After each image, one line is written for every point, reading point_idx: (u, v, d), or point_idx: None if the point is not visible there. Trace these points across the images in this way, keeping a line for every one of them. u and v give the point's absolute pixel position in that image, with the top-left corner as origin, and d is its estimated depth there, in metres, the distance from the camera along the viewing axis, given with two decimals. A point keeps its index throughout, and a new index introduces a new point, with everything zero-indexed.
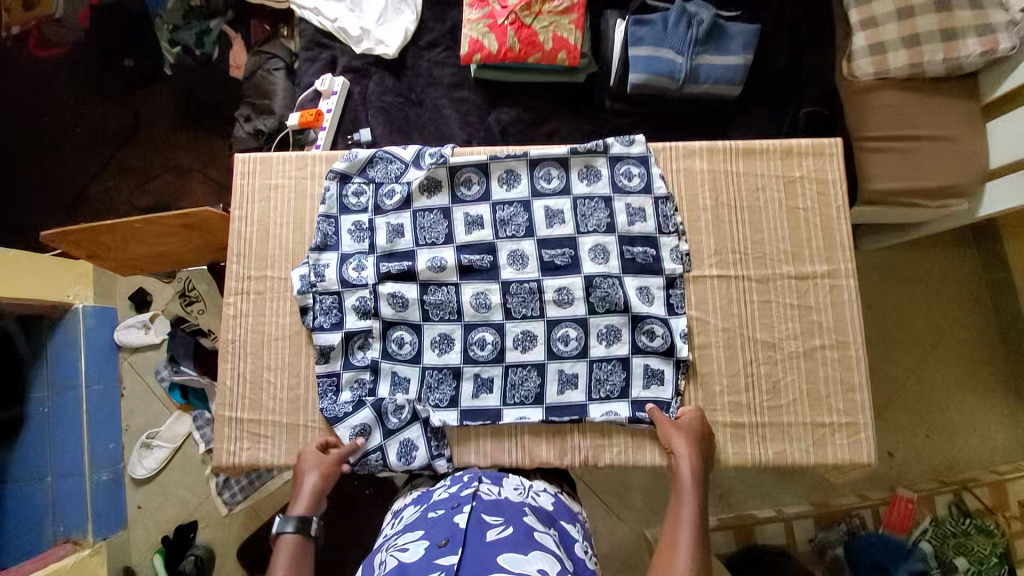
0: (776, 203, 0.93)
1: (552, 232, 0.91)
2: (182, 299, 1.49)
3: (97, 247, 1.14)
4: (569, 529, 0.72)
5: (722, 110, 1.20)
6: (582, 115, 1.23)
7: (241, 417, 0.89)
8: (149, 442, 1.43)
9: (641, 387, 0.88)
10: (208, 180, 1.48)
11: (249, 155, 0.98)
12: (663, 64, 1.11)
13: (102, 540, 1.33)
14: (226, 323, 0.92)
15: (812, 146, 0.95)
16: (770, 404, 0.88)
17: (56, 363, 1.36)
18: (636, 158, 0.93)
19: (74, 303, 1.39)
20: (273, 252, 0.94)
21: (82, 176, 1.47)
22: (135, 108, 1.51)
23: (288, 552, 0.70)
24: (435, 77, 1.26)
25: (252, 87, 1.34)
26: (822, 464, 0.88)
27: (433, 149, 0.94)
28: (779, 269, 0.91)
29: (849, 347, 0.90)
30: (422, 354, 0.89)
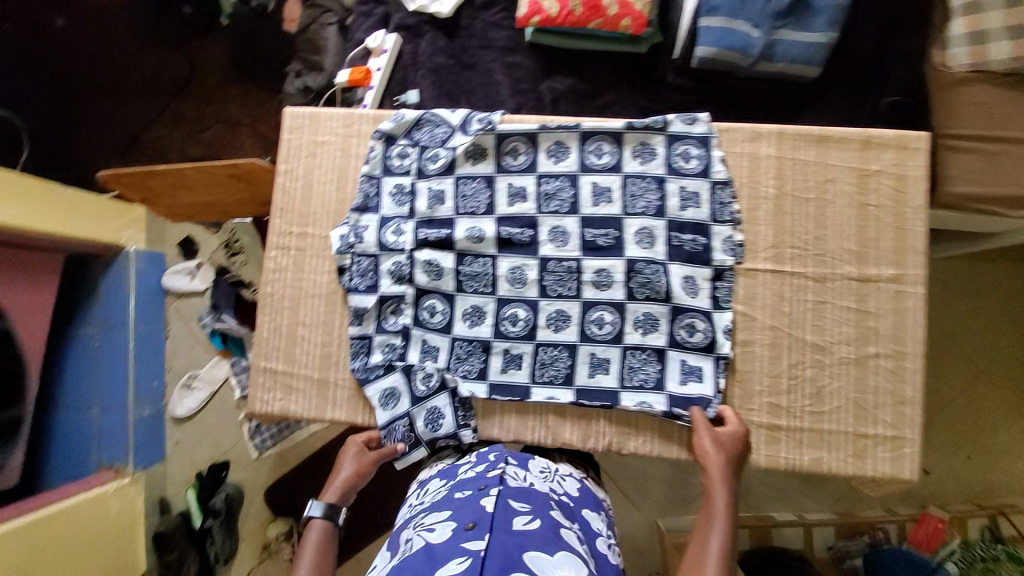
0: (845, 198, 0.86)
1: (597, 210, 0.87)
2: (226, 250, 1.55)
3: (149, 192, 1.19)
4: (590, 521, 0.72)
5: (794, 91, 1.11)
6: (639, 89, 1.17)
7: (277, 368, 0.91)
8: (189, 383, 1.52)
9: (676, 382, 0.84)
10: (256, 134, 1.49)
11: (298, 110, 0.97)
12: (736, 38, 1.02)
13: (141, 470, 1.41)
14: (266, 276, 0.93)
15: (895, 137, 0.87)
16: (812, 410, 0.84)
17: (106, 303, 1.42)
18: (696, 139, 0.87)
19: (126, 247, 1.45)
20: (316, 209, 0.94)
21: (137, 121, 1.50)
22: (190, 57, 1.52)
23: (314, 536, 0.75)
24: (488, 40, 1.21)
25: (305, 42, 1.34)
26: (859, 476, 0.83)
27: (482, 115, 0.91)
28: (840, 269, 0.85)
29: (906, 358, 0.84)
30: (454, 325, 0.88)
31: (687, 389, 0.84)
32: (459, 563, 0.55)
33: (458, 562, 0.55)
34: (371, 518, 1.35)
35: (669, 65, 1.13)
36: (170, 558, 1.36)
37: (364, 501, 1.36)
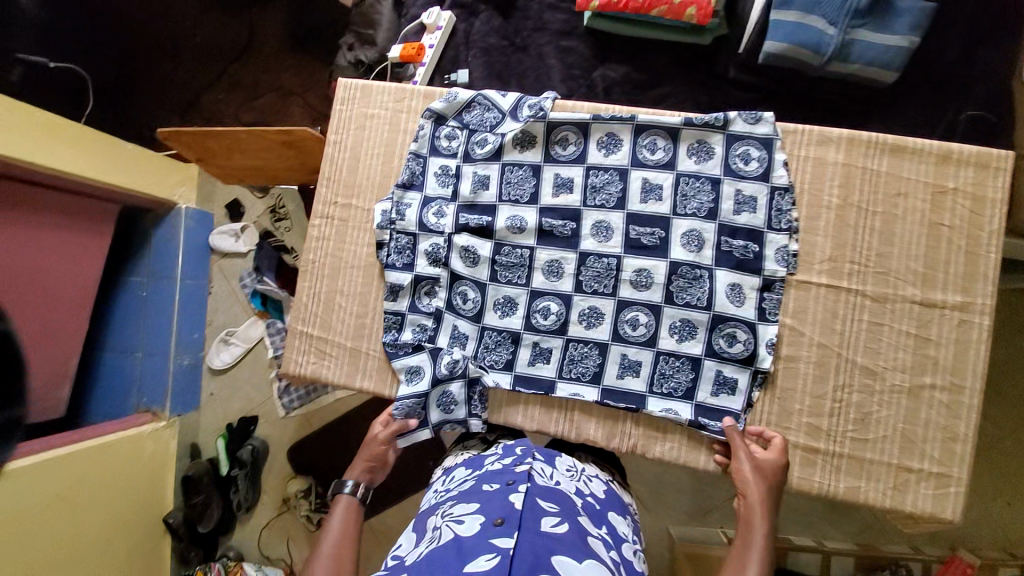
0: (916, 215, 0.80)
1: (645, 208, 0.84)
2: (272, 215, 1.59)
3: (204, 151, 1.21)
4: (616, 524, 0.72)
5: (866, 96, 1.04)
6: (698, 82, 1.11)
7: (312, 332, 0.93)
8: (227, 338, 1.58)
9: (708, 392, 0.82)
10: (307, 105, 1.52)
11: (351, 81, 0.97)
12: (810, 34, 0.96)
13: (176, 415, 1.49)
14: (308, 243, 0.94)
15: (978, 155, 0.80)
16: (854, 436, 0.80)
17: (156, 255, 1.49)
18: (758, 140, 0.82)
19: (177, 203, 1.50)
20: (360, 182, 0.94)
21: (196, 85, 1.55)
22: (249, 24, 1.55)
23: (339, 510, 0.80)
24: (544, 22, 1.18)
25: (358, 15, 1.32)
26: (897, 511, 0.79)
27: (533, 100, 0.88)
28: (901, 290, 0.80)
29: (964, 393, 0.78)
30: (486, 312, 0.87)
31: (719, 400, 0.82)
32: (488, 560, 0.55)
33: (487, 559, 0.55)
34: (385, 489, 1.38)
35: (733, 59, 1.08)
36: (195, 501, 1.42)
37: None
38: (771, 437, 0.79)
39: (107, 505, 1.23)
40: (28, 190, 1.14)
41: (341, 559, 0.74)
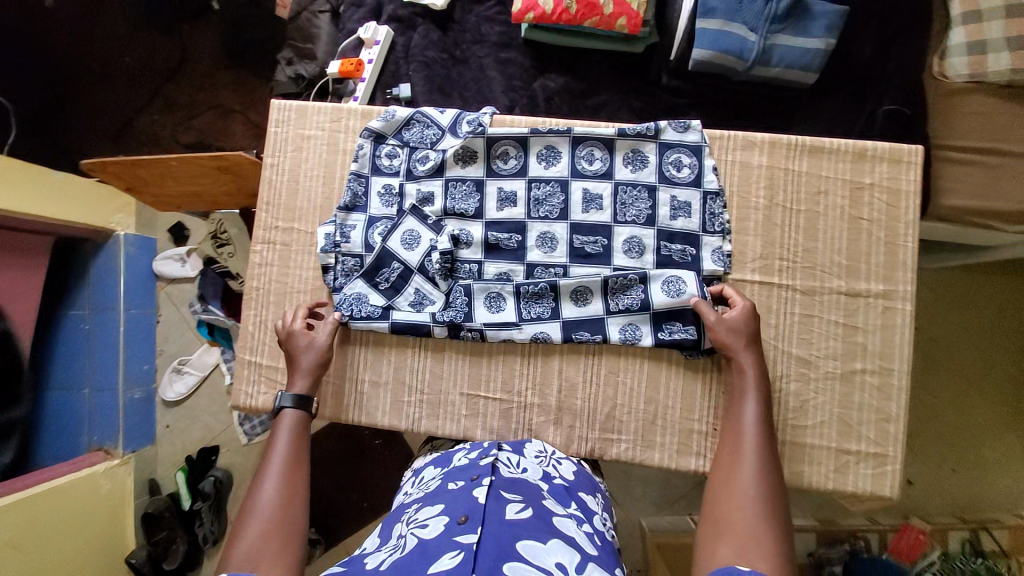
0: (837, 211, 0.86)
1: (587, 217, 0.86)
2: (213, 240, 1.53)
3: (135, 180, 1.17)
4: (588, 500, 0.73)
5: (791, 97, 1.10)
6: (634, 90, 1.15)
7: (261, 362, 0.91)
8: (179, 368, 1.51)
9: (663, 297, 0.83)
10: (249, 123, 1.48)
11: (284, 102, 0.94)
12: (733, 41, 1.00)
13: (131, 452, 1.43)
14: (252, 270, 0.92)
15: (890, 150, 0.86)
16: (794, 422, 0.84)
17: (96, 286, 1.43)
18: (688, 148, 0.86)
19: (115, 231, 1.44)
20: (301, 204, 0.92)
21: (126, 106, 1.47)
22: (182, 42, 1.49)
23: (287, 425, 0.77)
24: (482, 35, 1.19)
25: (295, 29, 1.28)
26: (840, 490, 0.84)
27: (471, 117, 0.89)
28: (828, 283, 0.85)
29: (892, 376, 0.84)
30: (435, 316, 0.86)
31: (673, 300, 0.83)
32: (452, 557, 0.53)
33: (451, 557, 0.53)
34: (357, 508, 1.36)
35: (664, 66, 1.11)
36: (158, 538, 1.38)
37: (350, 493, 1.37)
38: (732, 293, 0.81)
39: (56, 559, 1.14)
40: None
41: (295, 465, 0.73)
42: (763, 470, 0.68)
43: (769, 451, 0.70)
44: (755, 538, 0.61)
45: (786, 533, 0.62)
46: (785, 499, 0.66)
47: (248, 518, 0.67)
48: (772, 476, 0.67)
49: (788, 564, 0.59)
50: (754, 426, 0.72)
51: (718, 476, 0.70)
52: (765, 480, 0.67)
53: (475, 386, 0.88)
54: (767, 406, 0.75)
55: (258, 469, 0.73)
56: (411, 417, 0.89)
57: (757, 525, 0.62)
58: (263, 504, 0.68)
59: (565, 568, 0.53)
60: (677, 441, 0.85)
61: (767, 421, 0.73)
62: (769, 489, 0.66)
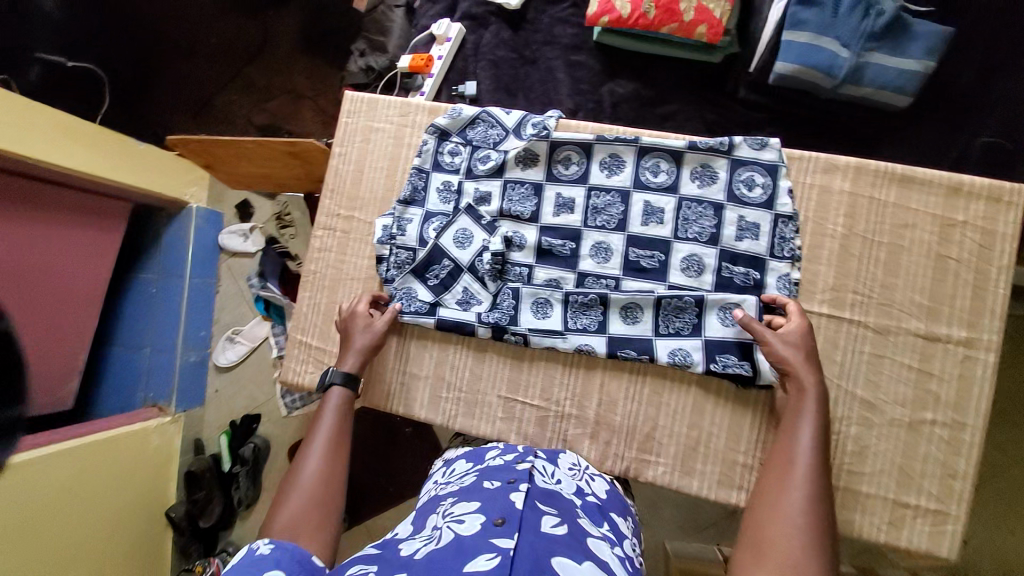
0: (922, 247, 0.79)
1: (646, 230, 0.83)
2: (277, 222, 1.61)
3: (211, 157, 1.24)
4: (619, 523, 0.71)
5: (879, 120, 1.02)
6: (705, 100, 1.10)
7: (310, 342, 0.94)
8: (232, 336, 1.61)
9: (716, 324, 0.80)
10: (319, 109, 1.54)
11: (357, 94, 0.97)
12: (823, 57, 0.94)
13: (182, 411, 1.52)
14: (311, 254, 0.95)
15: (990, 186, 0.78)
16: (849, 467, 0.78)
17: (166, 252, 1.52)
18: (763, 166, 0.82)
19: (189, 203, 1.53)
20: (363, 194, 0.95)
21: (209, 86, 1.56)
22: (265, 28, 1.56)
23: (334, 403, 0.79)
24: (553, 36, 1.18)
25: (371, 22, 1.32)
26: (893, 546, 0.77)
27: (537, 119, 0.89)
28: (904, 323, 0.78)
29: (965, 429, 0.76)
30: (480, 316, 0.87)
31: (726, 330, 0.80)
32: (489, 559, 0.51)
33: (488, 558, 0.51)
34: (382, 491, 1.39)
35: (742, 78, 1.06)
36: (198, 497, 1.44)
37: (379, 475, 1.40)
38: (786, 301, 0.78)
39: (101, 509, 1.22)
40: (27, 184, 1.14)
41: (339, 445, 0.75)
42: (813, 501, 0.64)
43: (822, 482, 0.65)
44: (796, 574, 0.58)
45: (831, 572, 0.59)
46: (834, 533, 0.62)
47: (290, 492, 0.69)
48: (822, 509, 0.63)
49: None
50: (808, 454, 0.67)
51: (762, 501, 0.66)
52: (815, 512, 0.63)
53: (513, 389, 0.88)
54: (823, 433, 0.69)
55: (303, 443, 0.75)
56: (447, 414, 0.90)
57: (802, 563, 0.59)
58: (306, 478, 0.71)
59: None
60: (719, 471, 0.81)
61: (822, 449, 0.68)
62: (818, 523, 0.62)
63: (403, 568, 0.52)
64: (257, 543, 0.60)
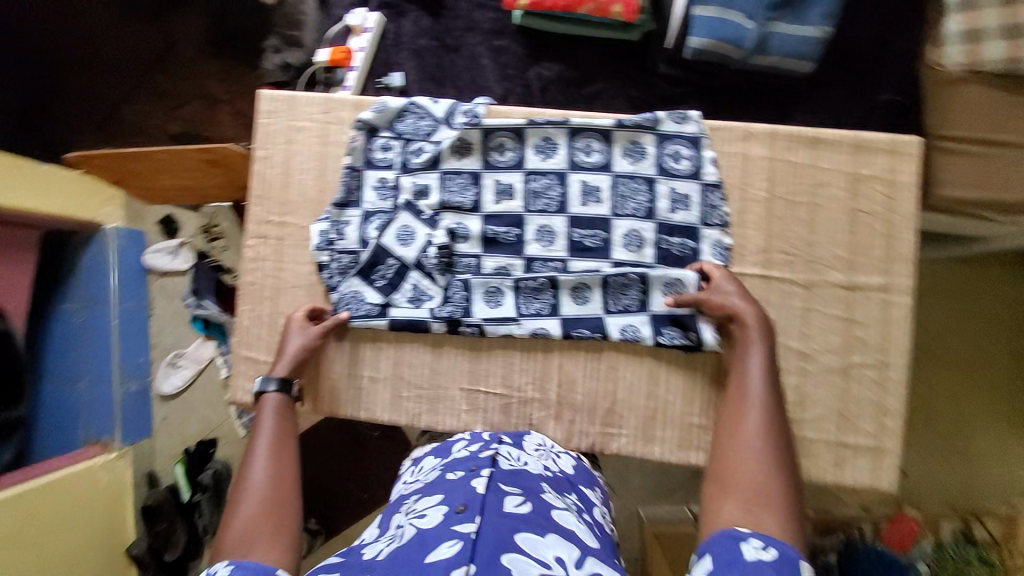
0: (836, 203, 0.85)
1: (586, 210, 0.85)
2: (206, 236, 1.56)
3: (123, 173, 1.15)
4: (588, 494, 0.74)
5: (789, 87, 1.07)
6: (628, 78, 1.13)
7: (258, 359, 0.90)
8: (175, 361, 1.53)
9: (661, 298, 0.83)
10: (237, 112, 1.45)
11: (274, 93, 0.92)
12: (731, 30, 0.98)
13: (129, 445, 1.40)
14: (246, 266, 0.91)
15: (890, 141, 0.84)
16: (793, 416, 0.84)
17: (88, 279, 1.41)
18: (687, 139, 0.85)
19: (105, 224, 1.41)
20: (294, 197, 0.91)
21: (112, 96, 1.43)
22: (167, 31, 1.45)
23: (272, 408, 0.77)
24: (473, 21, 1.16)
25: (282, 15, 1.27)
26: (839, 484, 0.83)
27: (466, 107, 0.87)
28: (828, 276, 0.84)
29: (890, 368, 0.83)
30: (434, 312, 0.86)
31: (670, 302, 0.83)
32: (451, 546, 0.53)
33: (449, 546, 0.53)
34: (358, 501, 1.36)
35: (660, 55, 1.08)
36: (158, 529, 1.36)
37: (352, 484, 1.37)
38: (710, 269, 0.82)
39: (55, 552, 1.15)
40: None
41: (282, 450, 0.73)
42: (769, 425, 0.67)
43: (776, 406, 0.69)
44: (761, 493, 0.61)
45: (792, 484, 0.63)
46: (792, 451, 0.66)
47: (240, 499, 0.67)
48: (778, 430, 0.67)
49: (795, 515, 0.60)
50: (761, 383, 0.71)
51: (723, 431, 0.69)
52: (772, 436, 0.66)
53: (475, 380, 0.88)
54: (772, 362, 0.73)
55: (246, 454, 0.73)
56: (410, 413, 0.89)
57: (766, 484, 0.62)
58: (253, 487, 0.68)
59: (565, 562, 0.53)
60: (678, 436, 0.85)
61: (773, 375, 0.72)
62: (775, 444, 0.65)
63: (366, 572, 0.52)
64: (215, 568, 0.59)
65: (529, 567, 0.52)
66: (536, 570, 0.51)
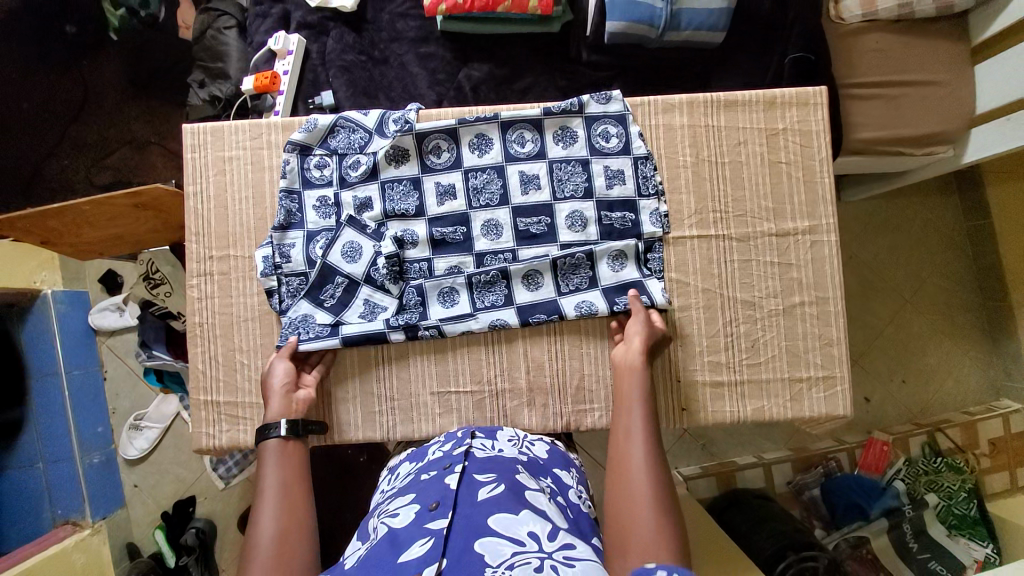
0: (758, 157, 0.90)
1: (527, 199, 0.87)
2: (147, 282, 1.46)
3: (50, 233, 1.10)
4: (563, 476, 0.75)
5: (705, 57, 1.13)
6: (556, 68, 1.16)
7: (219, 400, 0.88)
8: (137, 423, 1.44)
9: (609, 273, 0.87)
10: (169, 153, 1.41)
11: (198, 125, 0.91)
12: (643, 10, 1.02)
13: (101, 519, 1.35)
14: (192, 306, 0.88)
15: (797, 94, 0.91)
16: (749, 361, 0.88)
17: (33, 352, 1.35)
18: (613, 117, 0.88)
19: (43, 289, 1.35)
20: (233, 229, 0.89)
21: (31, 154, 1.37)
22: (83, 80, 1.39)
23: (275, 454, 0.74)
24: (397, 32, 1.17)
25: (203, 49, 1.24)
26: (799, 418, 0.89)
27: (397, 115, 0.88)
28: (760, 227, 0.89)
29: (829, 302, 0.89)
30: (389, 322, 0.85)
31: (619, 274, 0.87)
32: (422, 544, 0.55)
33: (421, 544, 0.55)
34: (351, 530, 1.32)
35: (582, 42, 1.13)
36: None
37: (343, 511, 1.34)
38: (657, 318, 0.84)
39: None
40: None
41: (290, 494, 0.70)
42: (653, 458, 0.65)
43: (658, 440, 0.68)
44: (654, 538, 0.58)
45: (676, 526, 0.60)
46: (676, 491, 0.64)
47: (250, 561, 0.63)
48: (660, 462, 0.65)
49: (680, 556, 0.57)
50: (642, 411, 0.71)
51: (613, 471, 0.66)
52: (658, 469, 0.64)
53: (444, 382, 0.88)
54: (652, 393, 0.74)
55: (253, 506, 0.68)
56: (384, 427, 0.88)
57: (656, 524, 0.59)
58: (265, 540, 0.64)
59: (537, 537, 0.55)
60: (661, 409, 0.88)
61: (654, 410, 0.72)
62: (661, 478, 0.63)
63: None
64: None
65: (502, 548, 0.54)
66: (509, 550, 0.53)
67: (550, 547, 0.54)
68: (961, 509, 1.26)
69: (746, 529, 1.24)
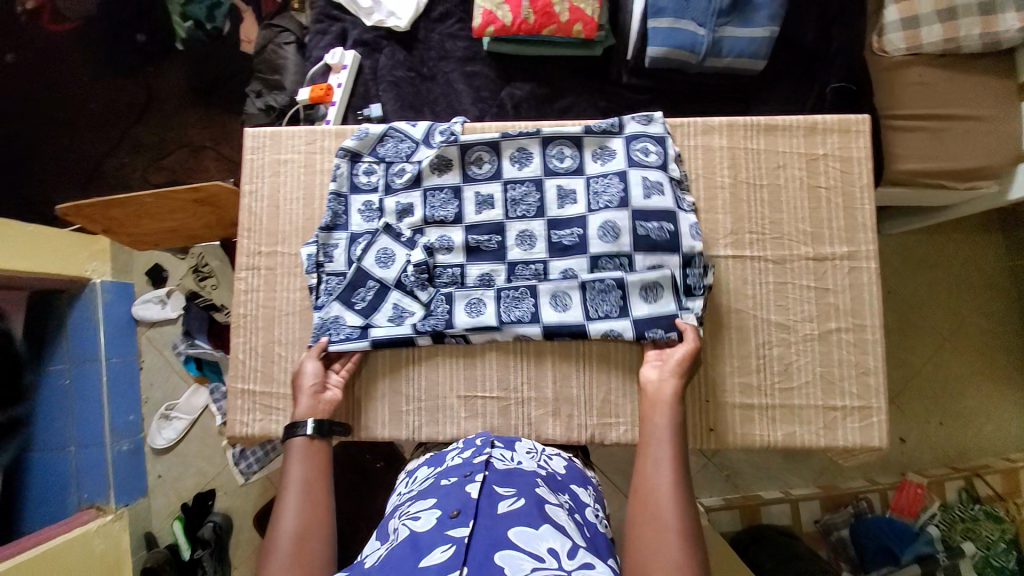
0: (797, 181, 0.91)
1: (563, 212, 0.89)
2: (195, 275, 1.53)
3: (112, 222, 1.17)
4: (580, 493, 0.75)
5: (744, 83, 1.15)
6: (596, 89, 1.20)
7: (253, 390, 0.91)
8: (167, 413, 1.49)
9: (640, 304, 0.84)
10: (221, 157, 1.48)
11: (259, 130, 0.97)
12: (685, 37, 1.05)
13: (124, 506, 1.39)
14: (237, 298, 0.92)
15: (838, 121, 0.91)
16: (781, 386, 0.87)
17: (75, 337, 1.41)
18: (652, 138, 0.90)
19: (92, 279, 1.42)
20: (283, 227, 0.94)
21: (97, 152, 1.47)
22: (147, 85, 1.50)
23: (298, 454, 0.76)
24: (446, 51, 1.23)
25: (262, 61, 1.32)
26: (832, 447, 0.86)
27: (443, 127, 0.93)
28: (797, 250, 0.89)
29: (866, 330, 0.87)
30: (416, 326, 0.87)
31: (651, 306, 0.84)
32: (444, 550, 0.55)
33: (443, 550, 0.55)
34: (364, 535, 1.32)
35: (623, 65, 1.16)
36: None
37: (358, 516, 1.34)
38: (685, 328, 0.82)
39: None
40: None
41: (312, 492, 0.72)
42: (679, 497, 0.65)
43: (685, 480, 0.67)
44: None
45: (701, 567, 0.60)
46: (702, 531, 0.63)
47: (270, 556, 0.65)
48: (686, 502, 0.65)
49: None
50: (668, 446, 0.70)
51: (637, 508, 0.66)
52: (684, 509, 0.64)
53: (471, 387, 0.90)
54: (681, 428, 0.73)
55: (276, 499, 0.71)
56: (410, 426, 0.90)
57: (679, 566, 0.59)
58: (288, 535, 0.67)
59: (557, 554, 0.55)
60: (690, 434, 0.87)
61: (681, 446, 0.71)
62: (686, 517, 0.63)
63: None
64: None
65: (521, 562, 0.54)
66: (528, 564, 0.53)
67: (569, 565, 0.54)
68: (999, 562, 1.23)
69: (771, 567, 1.19)
